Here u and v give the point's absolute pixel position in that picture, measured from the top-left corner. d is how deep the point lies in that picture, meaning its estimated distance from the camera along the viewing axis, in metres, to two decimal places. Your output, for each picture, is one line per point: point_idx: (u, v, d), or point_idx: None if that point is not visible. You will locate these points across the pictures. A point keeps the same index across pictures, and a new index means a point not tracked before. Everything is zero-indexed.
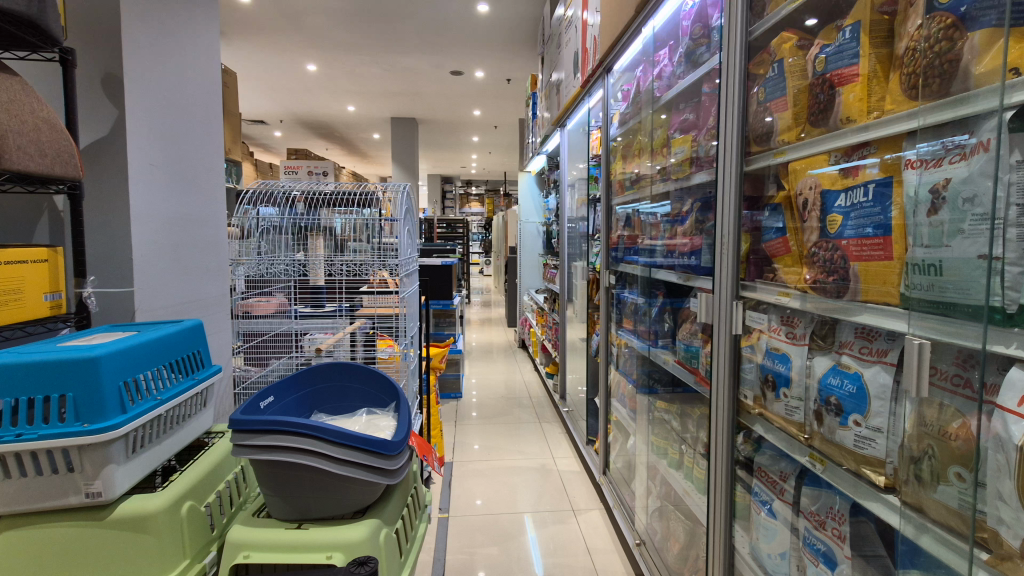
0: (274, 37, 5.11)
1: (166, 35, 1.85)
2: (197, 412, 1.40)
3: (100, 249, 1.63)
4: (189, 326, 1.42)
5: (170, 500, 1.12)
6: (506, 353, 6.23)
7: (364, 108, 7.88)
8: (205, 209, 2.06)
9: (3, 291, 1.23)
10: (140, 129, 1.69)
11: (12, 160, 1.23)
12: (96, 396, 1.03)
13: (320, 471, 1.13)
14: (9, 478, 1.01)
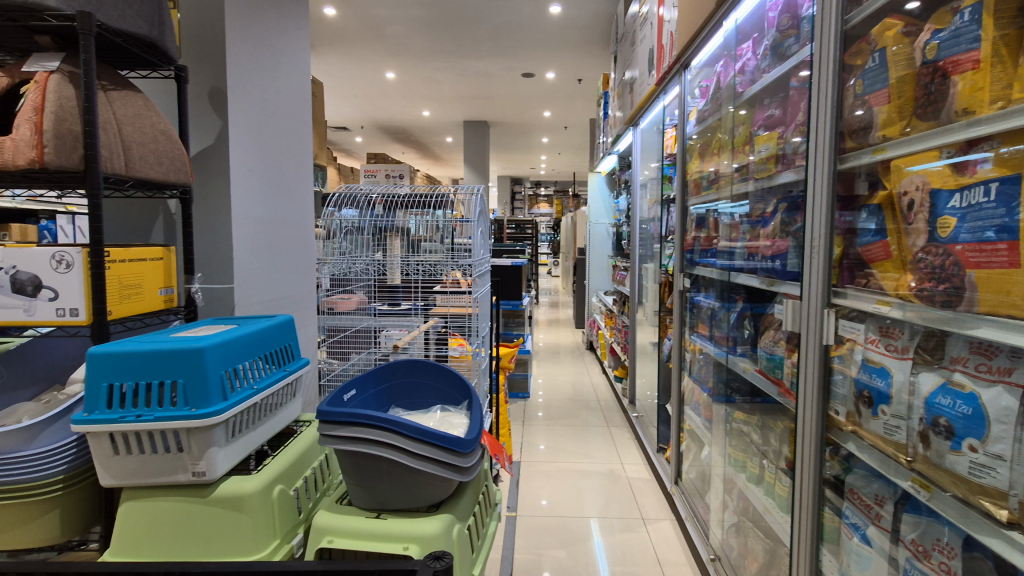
0: (357, 47, 5.37)
1: (263, 50, 2.00)
2: (288, 401, 1.50)
3: (205, 249, 1.78)
4: (282, 321, 1.52)
5: (262, 483, 1.21)
6: (574, 354, 6.19)
7: (438, 112, 8.12)
8: (294, 212, 2.20)
9: (127, 285, 1.37)
10: (241, 139, 1.84)
11: (135, 167, 1.38)
12: (202, 384, 1.12)
13: (397, 464, 1.17)
14: (131, 453, 1.13)
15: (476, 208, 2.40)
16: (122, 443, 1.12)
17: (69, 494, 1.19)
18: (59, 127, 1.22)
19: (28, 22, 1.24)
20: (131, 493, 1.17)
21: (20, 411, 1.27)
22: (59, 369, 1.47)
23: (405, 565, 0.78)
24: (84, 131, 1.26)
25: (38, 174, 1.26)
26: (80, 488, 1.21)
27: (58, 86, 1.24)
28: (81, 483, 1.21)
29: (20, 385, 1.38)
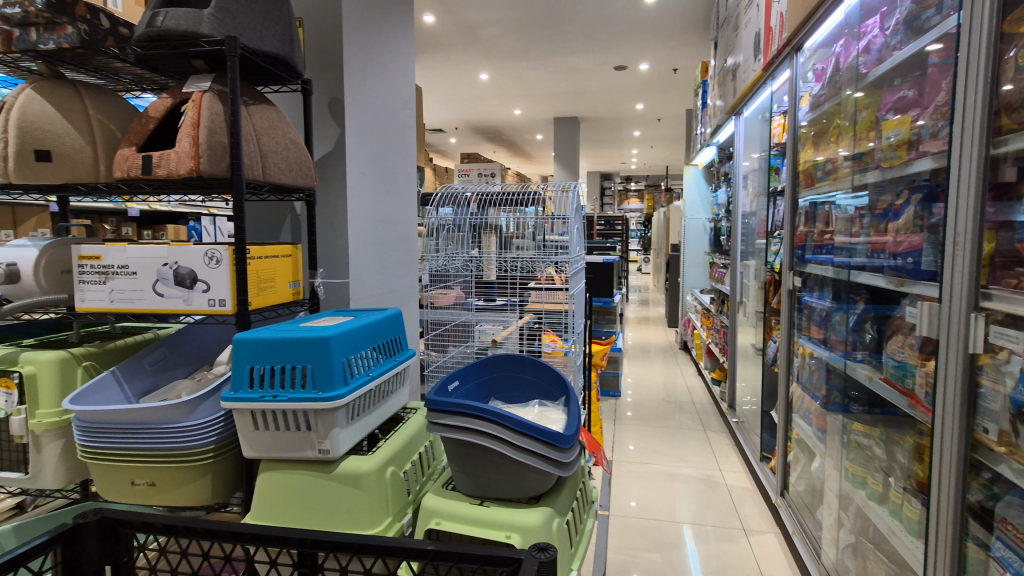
0: (453, 51, 5.56)
1: (374, 60, 2.13)
2: (397, 389, 1.60)
3: (324, 247, 1.95)
4: (392, 314, 1.62)
5: (378, 463, 1.30)
6: (666, 354, 5.99)
7: (529, 110, 8.19)
8: (400, 211, 2.33)
9: (263, 278, 1.53)
10: (355, 144, 1.98)
11: (270, 173, 1.54)
12: (327, 370, 1.23)
13: (500, 455, 1.21)
14: (268, 429, 1.26)
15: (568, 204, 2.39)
16: (261, 419, 1.26)
17: (218, 461, 1.35)
18: (211, 140, 1.39)
19: (188, 48, 1.43)
20: (268, 464, 1.31)
21: (180, 388, 1.47)
22: (209, 352, 1.69)
23: (511, 553, 0.69)
24: (230, 142, 1.42)
25: (193, 182, 1.45)
26: (226, 457, 1.38)
27: (209, 103, 1.40)
28: (227, 452, 1.37)
29: (179, 365, 1.60)
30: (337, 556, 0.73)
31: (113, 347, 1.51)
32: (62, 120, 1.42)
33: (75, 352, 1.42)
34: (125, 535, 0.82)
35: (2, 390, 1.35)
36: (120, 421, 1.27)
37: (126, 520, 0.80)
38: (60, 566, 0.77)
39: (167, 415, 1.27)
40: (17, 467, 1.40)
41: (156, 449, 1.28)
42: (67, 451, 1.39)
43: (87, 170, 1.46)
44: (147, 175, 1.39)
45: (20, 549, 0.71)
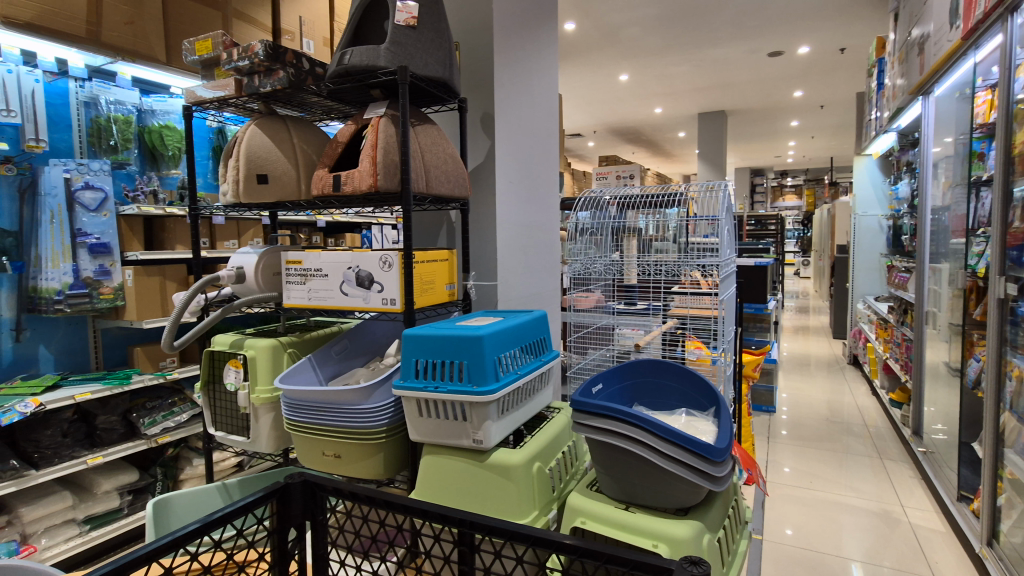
0: (593, 55, 5.57)
1: (521, 74, 2.24)
2: (541, 388, 1.66)
3: (476, 252, 2.09)
4: (538, 316, 1.68)
5: (526, 457, 1.36)
6: (831, 368, 5.33)
7: (671, 107, 7.87)
8: (543, 217, 2.41)
9: (425, 281, 1.69)
10: (503, 154, 2.10)
11: (432, 185, 1.69)
12: (481, 365, 1.33)
13: (646, 461, 1.20)
14: (431, 416, 1.40)
15: (715, 204, 2.23)
16: (424, 407, 1.40)
17: (389, 441, 1.53)
18: (387, 159, 1.58)
19: (368, 80, 1.64)
20: (430, 448, 1.45)
21: (358, 375, 1.69)
22: (380, 344, 1.92)
23: (661, 561, 0.66)
24: (401, 160, 1.60)
25: (371, 197, 1.65)
26: (396, 438, 1.55)
27: (384, 126, 1.59)
28: (396, 434, 1.55)
29: (357, 355, 1.84)
30: (491, 538, 0.76)
31: (309, 337, 1.79)
32: (276, 149, 1.73)
33: (282, 340, 1.70)
34: (321, 497, 0.97)
35: (233, 369, 1.68)
36: (314, 400, 1.51)
37: (322, 484, 0.96)
38: (275, 516, 0.95)
39: (351, 397, 1.47)
40: (241, 432, 1.72)
41: (342, 426, 1.49)
42: (276, 422, 1.67)
43: (292, 189, 1.76)
44: (336, 192, 1.63)
45: (249, 497, 0.88)
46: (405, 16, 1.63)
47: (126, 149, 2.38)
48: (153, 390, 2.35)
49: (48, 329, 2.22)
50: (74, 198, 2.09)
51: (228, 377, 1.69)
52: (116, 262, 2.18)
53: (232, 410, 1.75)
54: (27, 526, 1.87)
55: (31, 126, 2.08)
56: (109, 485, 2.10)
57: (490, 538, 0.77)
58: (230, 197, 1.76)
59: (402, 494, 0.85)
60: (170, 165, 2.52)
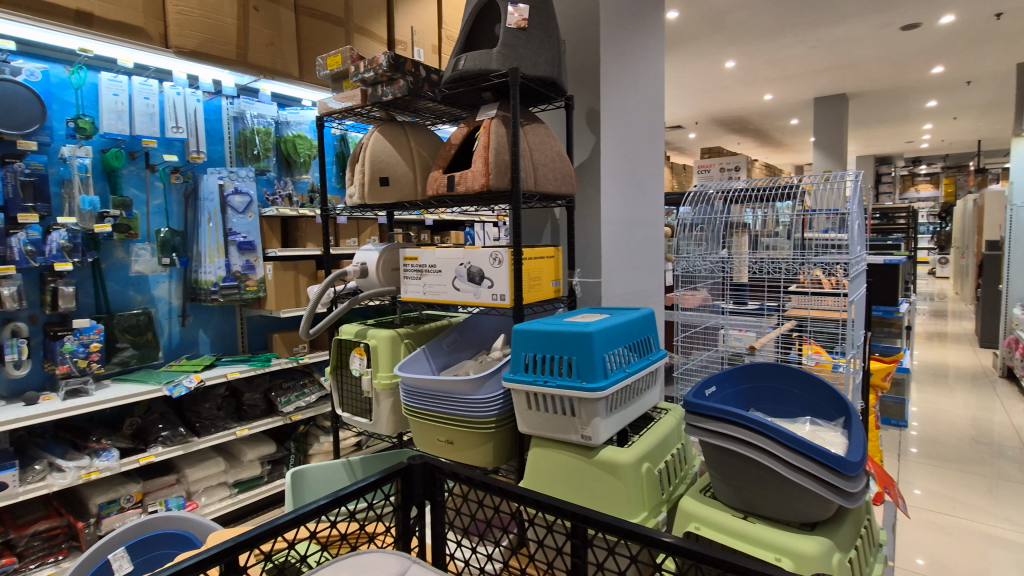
0: (697, 43, 5.33)
1: (627, 68, 2.20)
2: (649, 388, 1.63)
3: (581, 248, 2.09)
4: (645, 314, 1.65)
5: (635, 457, 1.34)
6: (978, 381, 4.68)
7: (783, 93, 7.31)
8: (647, 212, 2.36)
9: (533, 276, 1.71)
10: (609, 151, 2.09)
11: (540, 183, 1.71)
12: (590, 362, 1.33)
13: (767, 469, 1.14)
14: (539, 410, 1.43)
15: (835, 196, 2.05)
16: (533, 400, 1.43)
17: (499, 431, 1.58)
18: (498, 158, 1.63)
19: (481, 84, 1.71)
20: (538, 441, 1.48)
21: (467, 367, 1.76)
22: (486, 337, 1.99)
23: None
24: (510, 159, 1.64)
25: (482, 196, 1.72)
26: (505, 429, 1.60)
27: (496, 127, 1.64)
28: (505, 425, 1.59)
29: (466, 347, 1.92)
30: (604, 535, 0.76)
31: (423, 329, 1.91)
32: (396, 153, 1.85)
33: (400, 331, 1.83)
34: (439, 479, 1.02)
35: (358, 356, 1.84)
36: (430, 388, 1.60)
37: (441, 468, 1.01)
38: (400, 493, 1.02)
39: (463, 387, 1.54)
40: (364, 414, 1.88)
41: (455, 414, 1.57)
42: (395, 407, 1.80)
43: (409, 190, 1.87)
44: (450, 191, 1.71)
45: (376, 475, 0.96)
46: (516, 18, 1.67)
47: (267, 157, 2.66)
48: (286, 372, 2.62)
49: (206, 315, 2.57)
50: (226, 201, 2.40)
51: (354, 363, 1.85)
52: (258, 258, 2.46)
53: (357, 394, 1.91)
54: (191, 484, 2.18)
55: (194, 140, 2.40)
56: (252, 454, 2.37)
57: (603, 535, 0.77)
58: (356, 198, 1.91)
59: (515, 483, 0.87)
60: (302, 170, 2.78)
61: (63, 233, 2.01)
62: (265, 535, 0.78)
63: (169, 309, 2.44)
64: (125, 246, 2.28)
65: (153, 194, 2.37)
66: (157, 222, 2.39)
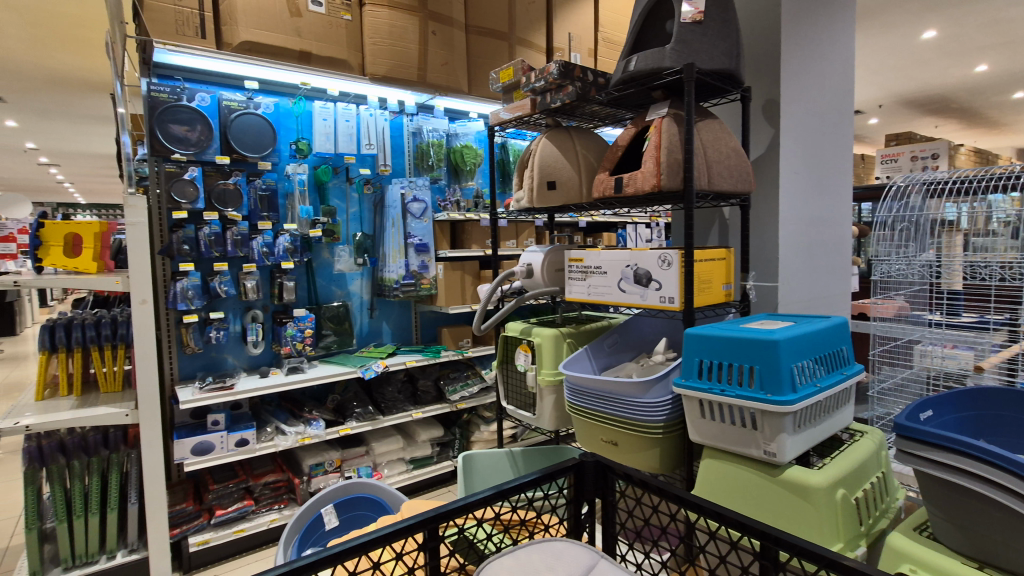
0: (886, 15, 4.64)
1: (813, 51, 2.00)
2: (841, 406, 1.46)
3: (756, 250, 1.95)
4: (837, 323, 1.48)
5: (829, 481, 1.21)
6: None
7: (1004, 62, 6.02)
8: (831, 209, 2.12)
9: (704, 280, 1.63)
10: (790, 143, 1.92)
11: (714, 181, 1.63)
12: (776, 372, 1.23)
13: (1012, 513, 0.95)
14: (715, 420, 1.36)
15: None
16: (707, 409, 1.37)
17: (667, 437, 1.54)
18: (670, 158, 1.57)
19: (652, 83, 1.68)
20: (711, 452, 1.41)
21: (629, 369, 1.75)
22: (648, 341, 1.96)
23: None
24: (684, 158, 1.58)
25: (652, 196, 1.68)
26: (673, 435, 1.55)
27: (668, 126, 1.59)
28: (674, 432, 1.55)
29: (626, 349, 1.91)
30: (800, 561, 0.64)
31: (585, 330, 1.94)
32: (563, 157, 1.91)
33: (562, 330, 1.88)
34: (611, 478, 1.01)
35: (523, 352, 1.93)
36: (596, 388, 1.62)
37: (613, 467, 0.99)
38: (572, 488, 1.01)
39: (630, 390, 1.53)
40: (528, 408, 1.97)
41: (621, 416, 1.56)
42: (557, 404, 1.86)
43: (575, 192, 1.91)
44: (618, 193, 1.69)
45: (548, 468, 0.96)
46: (691, 12, 1.61)
47: (439, 167, 2.93)
48: (452, 364, 2.85)
49: (389, 309, 2.90)
50: (407, 208, 2.68)
51: (519, 359, 1.95)
52: (432, 258, 2.72)
53: (522, 388, 2.00)
54: (377, 457, 2.48)
55: (382, 154, 2.71)
56: (425, 436, 2.62)
57: (800, 561, 0.65)
58: (525, 202, 2.01)
59: (688, 491, 0.79)
60: (468, 178, 3.00)
61: (287, 237, 2.42)
62: (456, 510, 0.82)
63: (361, 302, 2.81)
64: (330, 248, 2.69)
65: (350, 203, 2.77)
66: (353, 227, 2.78)
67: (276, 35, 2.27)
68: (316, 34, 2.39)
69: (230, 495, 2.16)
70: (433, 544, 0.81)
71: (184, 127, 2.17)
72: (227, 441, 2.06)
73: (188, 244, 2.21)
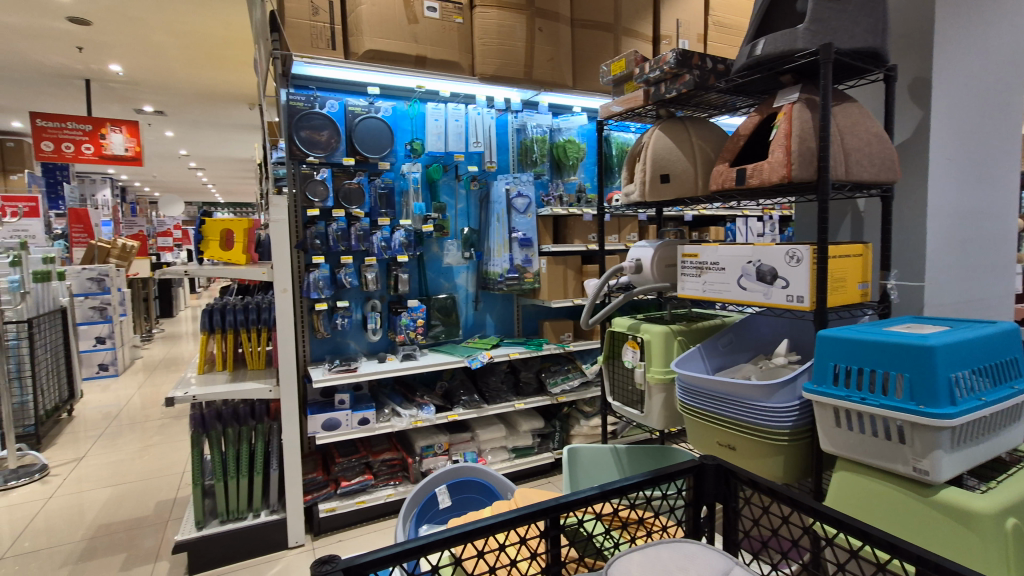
0: None
1: (974, 19, 1.76)
2: (1008, 424, 1.28)
3: (898, 245, 1.77)
4: (1006, 329, 1.29)
5: (997, 507, 1.07)
6: None
7: None
8: (992, 199, 1.86)
9: (838, 278, 1.50)
10: (943, 126, 1.71)
11: (853, 171, 1.50)
12: (932, 382, 1.09)
13: None
14: (853, 430, 1.25)
15: None
16: (844, 418, 1.26)
17: (792, 445, 1.45)
18: (803, 146, 1.46)
19: (782, 67, 1.56)
20: (845, 464, 1.31)
21: (747, 370, 1.66)
22: (766, 342, 1.86)
23: None
24: (818, 147, 1.46)
25: (780, 187, 1.57)
26: (800, 443, 1.46)
27: (800, 112, 1.48)
28: (800, 440, 1.45)
29: (742, 350, 1.82)
30: None
31: (697, 328, 1.87)
32: (677, 149, 1.85)
33: (673, 328, 1.83)
34: (736, 485, 0.92)
35: (631, 349, 1.90)
36: (712, 389, 1.56)
37: (738, 473, 0.91)
38: (691, 491, 0.96)
39: (752, 393, 1.46)
40: (636, 405, 1.94)
41: (741, 419, 1.49)
42: (667, 403, 1.82)
43: (690, 186, 1.85)
44: (740, 185, 1.60)
45: (669, 466, 0.92)
46: None
47: (542, 162, 2.96)
48: (553, 357, 2.88)
49: (492, 302, 3.00)
50: (512, 204, 2.74)
51: (626, 355, 1.92)
52: (535, 253, 2.77)
53: (629, 385, 1.98)
54: (482, 443, 2.58)
55: (489, 152, 2.78)
56: (526, 426, 2.68)
57: None
58: (636, 195, 1.97)
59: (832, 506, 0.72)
60: (570, 172, 3.00)
61: (403, 232, 2.57)
62: (577, 502, 0.82)
63: (467, 295, 2.93)
64: (440, 242, 2.83)
65: (458, 199, 2.90)
66: (461, 222, 2.91)
67: (396, 42, 2.41)
68: (431, 39, 2.50)
69: (353, 468, 2.36)
70: (555, 533, 0.82)
71: (316, 132, 2.38)
72: (351, 419, 2.26)
73: (320, 238, 2.43)
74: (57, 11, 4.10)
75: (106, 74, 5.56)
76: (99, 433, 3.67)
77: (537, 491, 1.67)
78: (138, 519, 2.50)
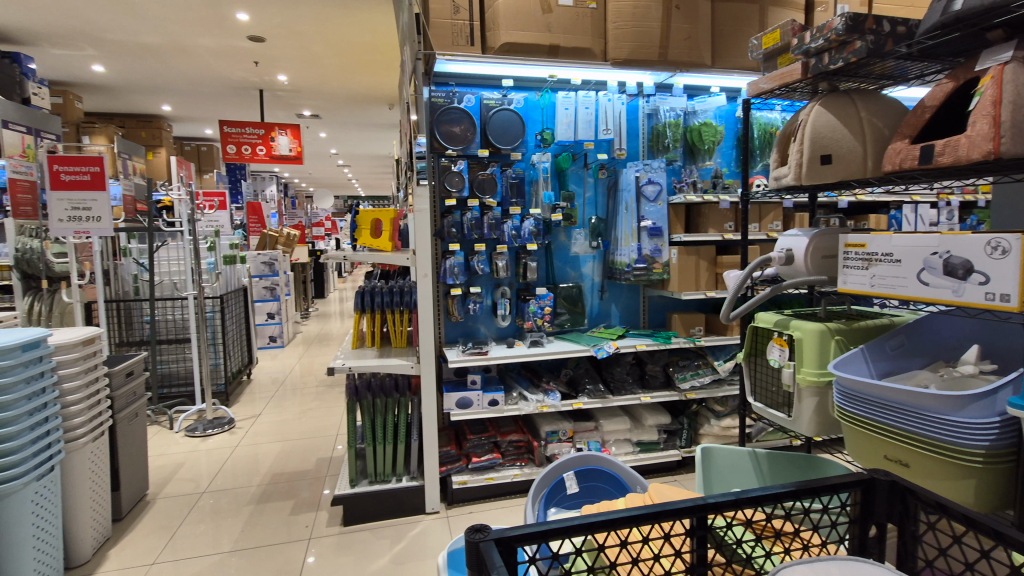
0: None
1: None
2: None
3: None
4: None
5: None
6: None
7: None
8: None
9: None
10: None
11: None
12: None
13: None
14: None
15: None
16: None
17: (990, 469, 1.22)
18: (1017, 115, 1.22)
19: (990, 21, 1.30)
20: None
21: (924, 378, 1.43)
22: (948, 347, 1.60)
23: None
24: None
25: (981, 165, 1.33)
26: (1002, 467, 1.23)
27: (1014, 74, 1.23)
28: (1003, 463, 1.22)
29: (917, 355, 1.58)
30: None
31: (861, 326, 1.67)
32: (843, 126, 1.64)
33: (831, 325, 1.65)
34: (915, 507, 0.80)
35: (777, 346, 1.75)
36: (880, 396, 1.38)
37: (917, 493, 0.79)
38: (857, 507, 0.85)
39: (933, 404, 1.26)
40: (781, 408, 1.79)
41: (920, 433, 1.30)
42: (821, 408, 1.65)
43: (857, 167, 1.64)
44: (926, 164, 1.39)
45: (834, 476, 0.83)
46: None
47: (675, 148, 2.83)
48: (682, 351, 2.76)
49: (618, 292, 2.95)
50: (641, 191, 2.66)
51: (772, 354, 1.78)
52: (665, 242, 2.66)
53: (773, 385, 1.83)
54: (605, 433, 2.56)
55: (619, 139, 2.71)
56: (652, 421, 2.60)
57: None
58: (789, 179, 1.80)
59: None
60: (705, 157, 2.84)
61: (532, 221, 2.62)
62: (728, 502, 0.78)
63: (593, 284, 2.91)
64: (568, 232, 2.85)
65: (587, 188, 2.87)
66: (588, 211, 2.88)
67: (531, 33, 2.44)
68: (564, 27, 2.50)
69: (482, 446, 2.48)
70: (703, 533, 0.79)
71: (454, 126, 2.51)
72: (482, 399, 2.37)
73: (456, 227, 2.57)
74: (239, 31, 4.75)
75: (275, 84, 6.36)
76: (270, 395, 4.28)
77: (669, 487, 1.61)
78: (302, 472, 2.88)
